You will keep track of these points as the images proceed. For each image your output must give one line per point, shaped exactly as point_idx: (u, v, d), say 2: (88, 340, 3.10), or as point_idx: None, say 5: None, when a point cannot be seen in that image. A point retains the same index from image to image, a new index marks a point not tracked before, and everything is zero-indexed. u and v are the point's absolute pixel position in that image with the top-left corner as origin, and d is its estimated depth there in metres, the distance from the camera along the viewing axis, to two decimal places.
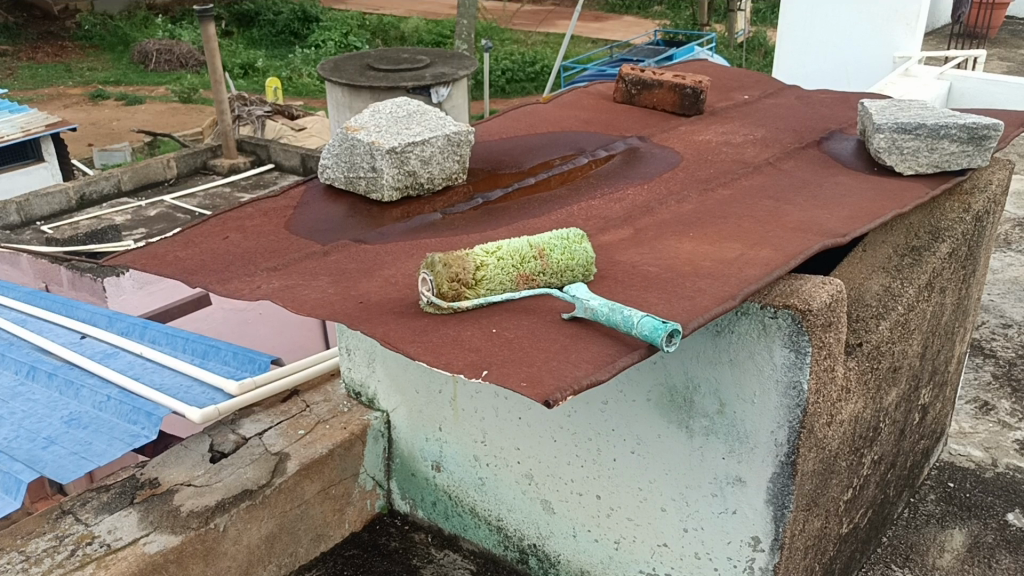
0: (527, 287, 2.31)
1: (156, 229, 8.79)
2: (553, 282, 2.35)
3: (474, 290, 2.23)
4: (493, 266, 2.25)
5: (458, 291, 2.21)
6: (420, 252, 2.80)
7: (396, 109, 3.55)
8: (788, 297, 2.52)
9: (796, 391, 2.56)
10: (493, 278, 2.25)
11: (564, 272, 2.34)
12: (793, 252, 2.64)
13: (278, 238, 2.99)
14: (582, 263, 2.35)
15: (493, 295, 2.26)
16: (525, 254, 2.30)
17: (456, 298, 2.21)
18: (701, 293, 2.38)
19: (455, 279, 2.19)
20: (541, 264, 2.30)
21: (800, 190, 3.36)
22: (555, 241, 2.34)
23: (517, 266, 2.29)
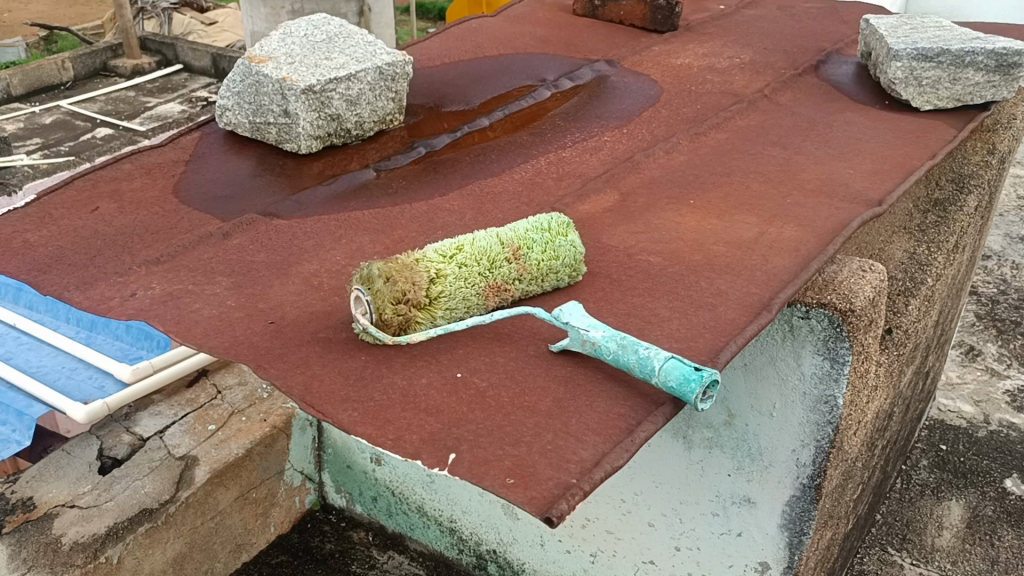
0: (501, 301, 1.73)
1: (53, 139, 7.73)
2: (532, 292, 1.78)
3: (432, 312, 1.64)
4: (457, 277, 1.66)
5: (410, 315, 1.61)
6: (350, 232, 2.17)
7: (312, 31, 2.83)
8: (823, 292, 1.99)
9: (828, 406, 2.05)
10: (457, 294, 1.65)
11: (546, 277, 1.77)
12: (824, 233, 2.11)
13: (164, 211, 2.31)
14: (569, 264, 1.79)
15: (453, 317, 1.66)
16: (497, 257, 1.72)
17: (409, 325, 1.61)
18: (722, 297, 1.83)
19: (406, 298, 1.60)
20: (517, 269, 1.73)
21: (809, 133, 2.80)
22: (533, 237, 1.77)
23: (485, 274, 1.70)
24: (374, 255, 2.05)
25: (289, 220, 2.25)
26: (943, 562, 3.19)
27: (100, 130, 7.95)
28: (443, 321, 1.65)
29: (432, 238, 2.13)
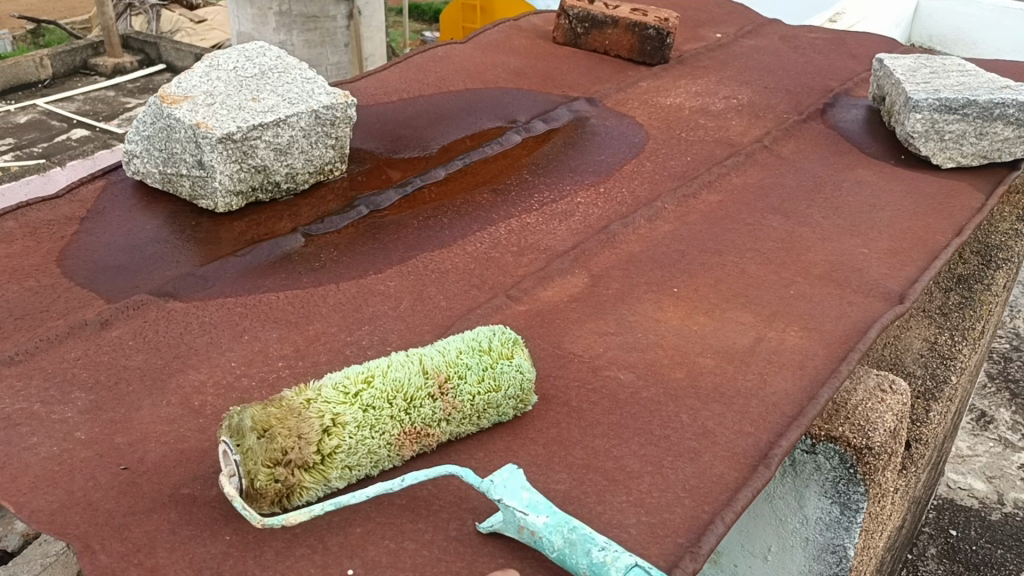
0: (422, 449, 1.35)
1: (27, 141, 6.95)
2: (466, 432, 1.39)
3: (326, 474, 1.25)
4: (360, 425, 1.28)
5: (294, 482, 1.22)
6: (257, 324, 1.77)
7: (242, 63, 2.42)
8: (835, 420, 1.62)
9: (835, 557, 1.67)
10: (359, 447, 1.27)
11: (482, 412, 1.39)
12: (835, 341, 1.73)
13: (38, 286, 1.91)
14: (513, 396, 1.41)
15: (355, 474, 1.28)
16: (418, 392, 1.33)
17: (293, 494, 1.23)
18: (708, 441, 1.45)
19: (288, 460, 1.22)
20: (443, 407, 1.34)
21: (815, 197, 2.41)
22: (467, 361, 1.38)
23: (399, 417, 1.31)
24: (278, 359, 1.65)
25: (187, 304, 1.85)
26: None
27: (75, 131, 7.21)
28: (340, 483, 1.27)
29: (355, 335, 1.74)
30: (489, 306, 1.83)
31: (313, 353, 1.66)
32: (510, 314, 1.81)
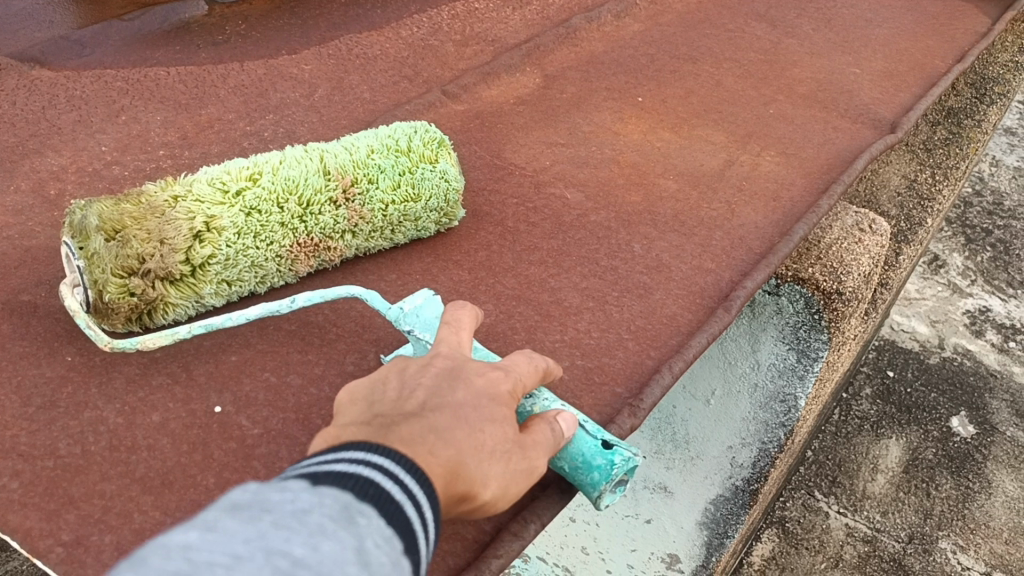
0: (320, 265, 1.12)
1: None
2: (376, 247, 1.16)
3: (198, 292, 1.02)
4: (243, 236, 1.03)
5: (154, 298, 0.99)
6: (137, 103, 1.47)
7: None
8: (804, 261, 1.44)
9: (783, 406, 1.52)
10: (241, 261, 1.03)
11: (397, 227, 1.15)
12: (814, 171, 1.50)
13: None
14: (434, 208, 1.17)
15: (236, 292, 1.05)
16: (319, 197, 1.08)
17: (152, 312, 1.00)
18: (661, 276, 1.24)
19: (146, 271, 0.97)
20: (347, 217, 1.10)
21: (806, 6, 2.12)
22: (380, 163, 1.13)
23: (292, 226, 1.06)
24: (159, 146, 1.37)
25: (57, 73, 1.54)
26: (873, 514, 2.11)
27: None
28: (215, 301, 1.05)
29: (256, 124, 1.46)
30: (421, 101, 1.54)
31: (201, 143, 1.38)
32: (444, 114, 1.54)
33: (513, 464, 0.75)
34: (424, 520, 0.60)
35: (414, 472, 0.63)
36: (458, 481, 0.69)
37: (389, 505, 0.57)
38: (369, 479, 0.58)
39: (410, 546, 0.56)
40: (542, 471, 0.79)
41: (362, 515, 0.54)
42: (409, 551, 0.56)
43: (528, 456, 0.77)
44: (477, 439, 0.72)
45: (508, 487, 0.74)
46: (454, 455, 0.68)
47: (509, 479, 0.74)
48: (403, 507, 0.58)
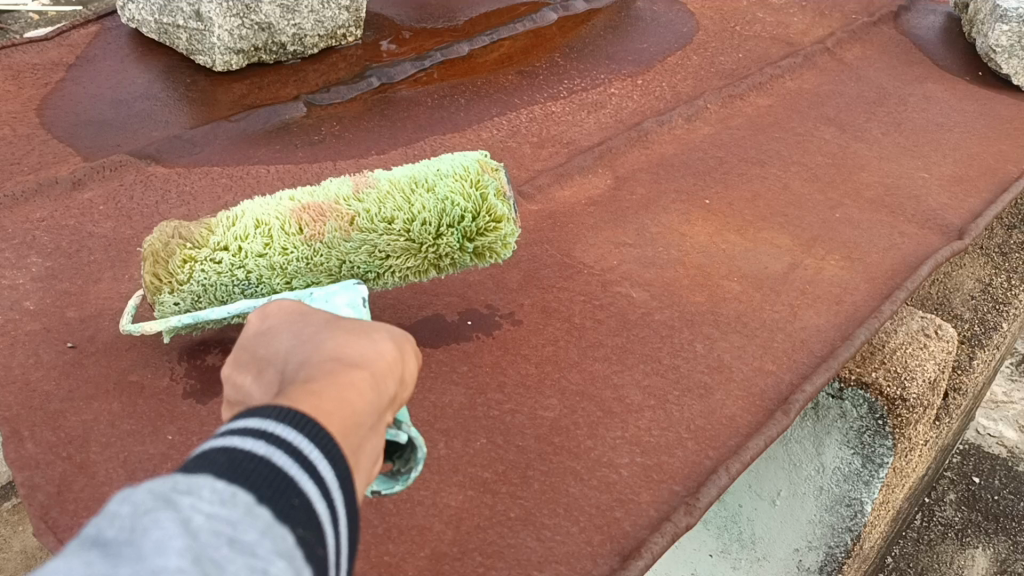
0: (338, 237, 1.14)
1: None
2: (397, 222, 1.14)
3: (213, 251, 1.12)
4: (253, 207, 1.17)
5: (173, 256, 1.11)
6: (241, 198, 1.61)
7: None
8: (869, 365, 1.47)
9: (849, 510, 1.53)
10: (246, 219, 1.14)
11: (415, 193, 1.16)
12: (879, 275, 1.54)
13: (14, 137, 1.76)
14: (449, 175, 1.17)
15: (253, 248, 1.12)
16: (326, 184, 1.20)
17: (173, 269, 1.10)
18: (722, 376, 1.29)
19: (169, 235, 1.13)
20: (354, 186, 1.17)
21: (876, 110, 2.17)
22: (393, 169, 1.23)
23: (301, 198, 1.18)
24: None
25: (171, 169, 1.69)
26: None
27: None
28: (231, 267, 1.12)
29: None
30: None
31: None
32: (519, 212, 1.63)
33: (392, 339, 0.76)
34: (302, 460, 0.56)
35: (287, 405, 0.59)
36: (365, 380, 0.68)
37: (247, 461, 0.53)
38: (217, 450, 0.53)
39: (278, 499, 0.52)
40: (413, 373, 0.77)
41: (191, 495, 0.49)
42: (276, 504, 0.52)
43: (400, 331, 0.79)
44: (348, 344, 0.72)
45: (403, 359, 0.75)
46: (338, 368, 0.68)
47: (399, 349, 0.75)
48: (267, 459, 0.54)
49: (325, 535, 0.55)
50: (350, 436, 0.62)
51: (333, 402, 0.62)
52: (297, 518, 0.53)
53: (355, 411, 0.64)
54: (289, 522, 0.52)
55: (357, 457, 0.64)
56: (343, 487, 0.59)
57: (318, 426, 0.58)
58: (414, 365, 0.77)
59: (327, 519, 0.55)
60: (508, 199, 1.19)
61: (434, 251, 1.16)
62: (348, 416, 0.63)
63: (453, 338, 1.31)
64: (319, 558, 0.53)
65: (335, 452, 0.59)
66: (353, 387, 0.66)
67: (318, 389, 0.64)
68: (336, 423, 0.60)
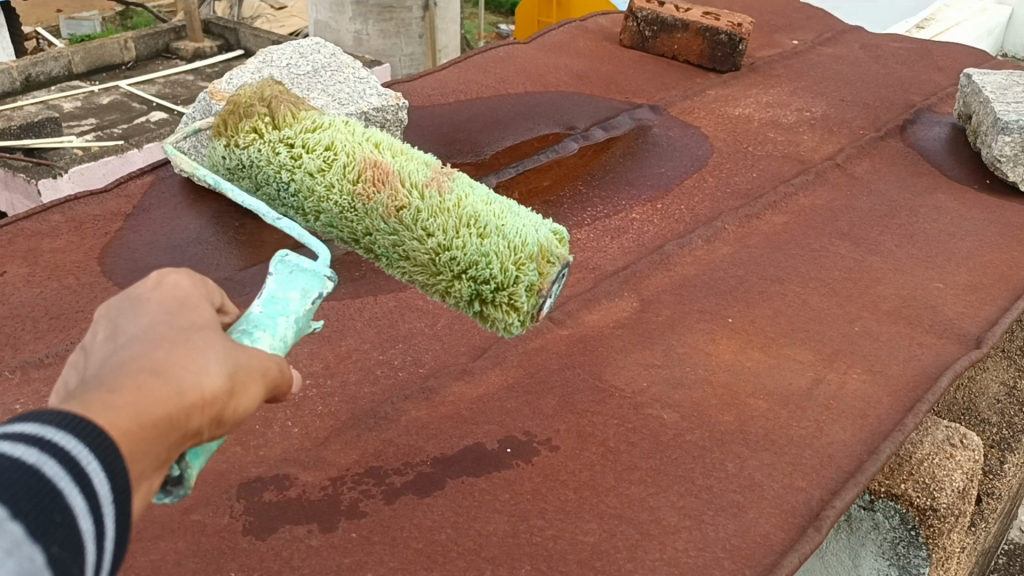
0: (378, 212, 1.29)
1: None
2: (434, 240, 1.26)
3: (282, 143, 1.34)
4: (340, 135, 1.36)
5: (253, 122, 1.36)
6: (288, 336, 1.71)
7: (297, 61, 2.39)
8: (897, 476, 1.52)
9: None
10: (323, 138, 1.35)
11: (465, 224, 1.26)
12: (900, 388, 1.59)
13: (77, 285, 1.89)
14: (510, 238, 1.23)
15: (306, 163, 1.33)
16: (414, 158, 1.36)
17: (245, 131, 1.35)
18: (753, 495, 1.34)
19: (269, 104, 1.38)
20: (428, 185, 1.30)
21: (889, 222, 2.26)
22: (485, 190, 1.33)
23: (376, 152, 1.34)
24: (306, 377, 1.59)
25: None
26: None
27: None
28: (284, 166, 1.33)
29: (387, 354, 1.67)
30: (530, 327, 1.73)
31: (341, 373, 1.60)
32: (551, 338, 1.72)
33: (231, 362, 0.81)
34: (74, 475, 0.64)
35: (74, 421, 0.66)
36: (177, 401, 0.75)
37: (10, 474, 0.61)
38: None
39: (38, 516, 0.62)
40: (247, 385, 0.82)
41: None
42: (35, 518, 0.61)
43: (246, 354, 0.84)
44: (181, 356, 0.78)
45: (235, 386, 0.81)
46: (152, 380, 0.74)
47: (233, 374, 0.80)
48: (34, 471, 0.62)
49: (85, 550, 0.64)
50: (133, 459, 0.70)
51: (122, 424, 0.70)
52: (56, 535, 0.62)
53: (147, 434, 0.72)
54: (40, 541, 0.61)
55: (141, 473, 0.72)
56: (117, 502, 0.67)
57: (100, 442, 0.67)
58: (249, 395, 0.82)
59: (89, 534, 0.65)
60: (539, 296, 1.25)
61: (448, 282, 1.28)
62: (136, 438, 0.70)
63: (494, 466, 1.37)
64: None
65: (114, 469, 0.67)
66: (154, 407, 0.73)
67: (120, 402, 0.71)
68: (122, 442, 0.69)
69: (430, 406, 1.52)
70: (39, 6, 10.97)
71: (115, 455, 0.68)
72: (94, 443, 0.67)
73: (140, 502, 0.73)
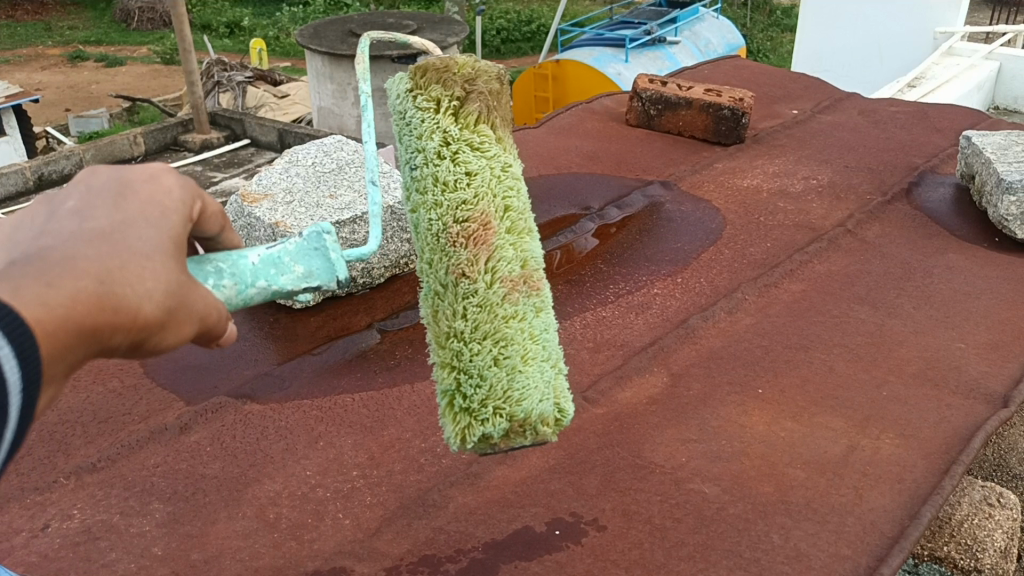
0: (446, 263, 0.98)
1: None
2: (461, 322, 0.98)
3: (439, 132, 0.99)
4: (496, 172, 1.01)
5: (441, 92, 1.00)
6: (331, 428, 1.75)
7: (322, 158, 2.52)
8: (938, 539, 1.55)
9: None
10: (473, 162, 0.99)
11: (498, 343, 0.98)
12: (934, 451, 1.63)
13: (122, 387, 1.92)
14: (513, 393, 0.98)
15: (434, 166, 0.99)
16: (528, 248, 1.02)
17: (432, 94, 1.00)
18: (801, 565, 1.37)
19: (469, 84, 1.01)
20: (508, 286, 0.99)
21: (904, 285, 2.31)
22: (550, 325, 1.03)
23: (500, 215, 1.01)
24: (353, 468, 1.63)
25: (266, 404, 1.84)
26: None
27: None
28: (422, 151, 0.99)
29: (430, 441, 1.71)
30: None
31: (387, 463, 1.64)
32: (587, 417, 1.76)
33: (179, 294, 0.72)
34: None
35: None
36: (108, 316, 0.67)
37: None
38: None
39: None
40: (183, 321, 0.73)
41: None
42: None
43: (198, 292, 0.75)
44: (130, 271, 0.69)
45: (170, 318, 0.72)
46: (88, 284, 0.66)
47: (177, 308, 0.72)
48: None
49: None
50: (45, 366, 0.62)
51: (47, 322, 0.62)
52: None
53: (70, 338, 0.64)
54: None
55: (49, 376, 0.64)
56: (28, 393, 0.60)
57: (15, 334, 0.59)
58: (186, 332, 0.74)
59: None
60: (489, 448, 1.01)
61: (438, 360, 1.01)
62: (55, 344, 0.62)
63: (544, 550, 1.41)
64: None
65: (27, 357, 0.59)
66: (82, 317, 0.64)
67: (54, 297, 0.63)
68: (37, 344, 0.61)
69: (476, 491, 1.55)
70: (49, 107, 11.24)
71: (32, 349, 0.60)
72: (9, 333, 0.59)
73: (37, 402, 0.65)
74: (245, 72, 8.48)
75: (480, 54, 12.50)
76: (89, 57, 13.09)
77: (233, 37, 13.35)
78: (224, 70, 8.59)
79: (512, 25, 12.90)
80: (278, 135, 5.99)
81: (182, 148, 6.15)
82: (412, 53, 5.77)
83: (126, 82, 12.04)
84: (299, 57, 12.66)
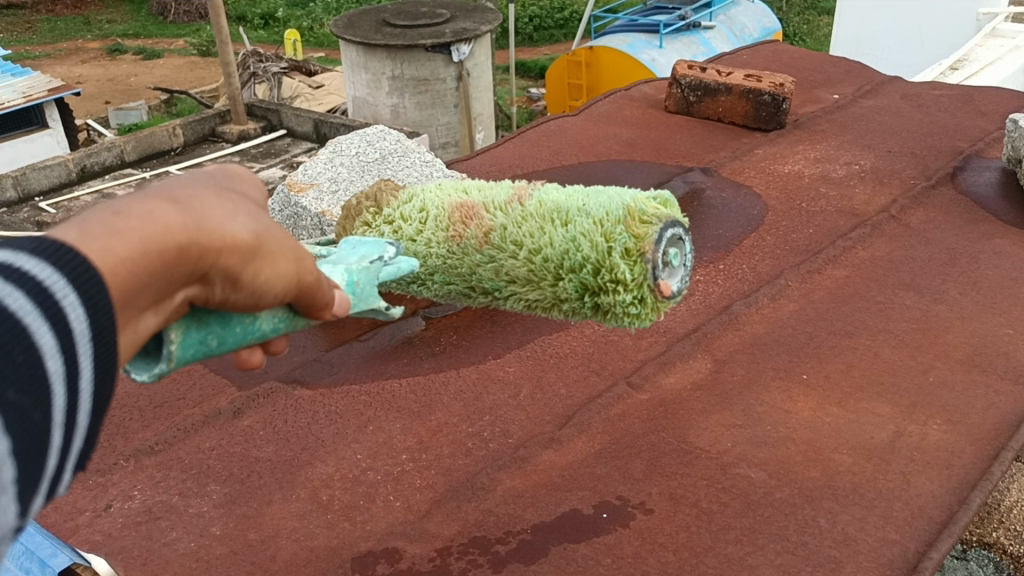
0: (474, 250, 1.09)
1: None
2: (517, 251, 1.05)
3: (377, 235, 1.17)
4: (432, 199, 1.15)
5: (362, 217, 1.22)
6: (381, 414, 1.78)
7: (364, 149, 2.60)
8: (988, 525, 1.59)
9: None
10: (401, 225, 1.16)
11: (532, 248, 1.05)
12: (983, 437, 1.63)
13: (176, 372, 1.96)
14: (594, 215, 1.03)
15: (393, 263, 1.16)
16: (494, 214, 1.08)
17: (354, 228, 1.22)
18: (849, 549, 1.37)
19: (373, 197, 1.24)
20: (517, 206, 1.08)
21: (951, 270, 2.29)
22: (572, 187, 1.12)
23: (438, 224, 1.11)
24: (402, 452, 1.67)
25: (315, 390, 1.87)
26: None
27: None
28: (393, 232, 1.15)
29: (477, 426, 1.73)
30: (612, 393, 1.79)
31: (435, 449, 1.66)
32: (632, 403, 1.77)
33: (264, 226, 0.74)
34: (48, 313, 0.56)
35: (63, 258, 0.58)
36: (192, 236, 0.68)
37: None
38: None
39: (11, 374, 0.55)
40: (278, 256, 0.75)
41: None
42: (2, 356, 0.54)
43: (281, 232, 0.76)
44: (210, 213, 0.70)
45: (259, 251, 0.73)
46: (168, 208, 0.67)
47: (260, 239, 0.73)
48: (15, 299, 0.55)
49: (51, 394, 0.57)
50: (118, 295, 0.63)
51: (117, 249, 0.63)
52: (17, 376, 0.55)
53: (150, 264, 0.65)
54: None
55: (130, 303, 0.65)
56: (96, 341, 0.60)
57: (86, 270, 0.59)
58: (276, 269, 0.75)
59: (55, 377, 0.57)
60: (639, 263, 1.01)
61: (553, 280, 1.05)
62: (137, 276, 0.64)
63: (593, 532, 1.44)
64: (35, 422, 0.57)
65: (95, 303, 0.59)
66: (162, 239, 0.66)
67: (117, 222, 0.64)
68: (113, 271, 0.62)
69: (523, 474, 1.58)
70: (89, 100, 11.44)
71: (100, 294, 0.60)
72: (77, 276, 0.58)
73: (130, 342, 0.67)
74: (280, 62, 8.53)
75: (512, 43, 12.47)
76: (127, 50, 13.26)
77: (267, 28, 13.45)
78: (258, 60, 8.65)
79: (545, 13, 12.85)
80: (314, 125, 5.99)
81: (219, 139, 6.23)
82: (445, 43, 5.79)
83: (163, 74, 12.18)
84: (332, 46, 12.72)
